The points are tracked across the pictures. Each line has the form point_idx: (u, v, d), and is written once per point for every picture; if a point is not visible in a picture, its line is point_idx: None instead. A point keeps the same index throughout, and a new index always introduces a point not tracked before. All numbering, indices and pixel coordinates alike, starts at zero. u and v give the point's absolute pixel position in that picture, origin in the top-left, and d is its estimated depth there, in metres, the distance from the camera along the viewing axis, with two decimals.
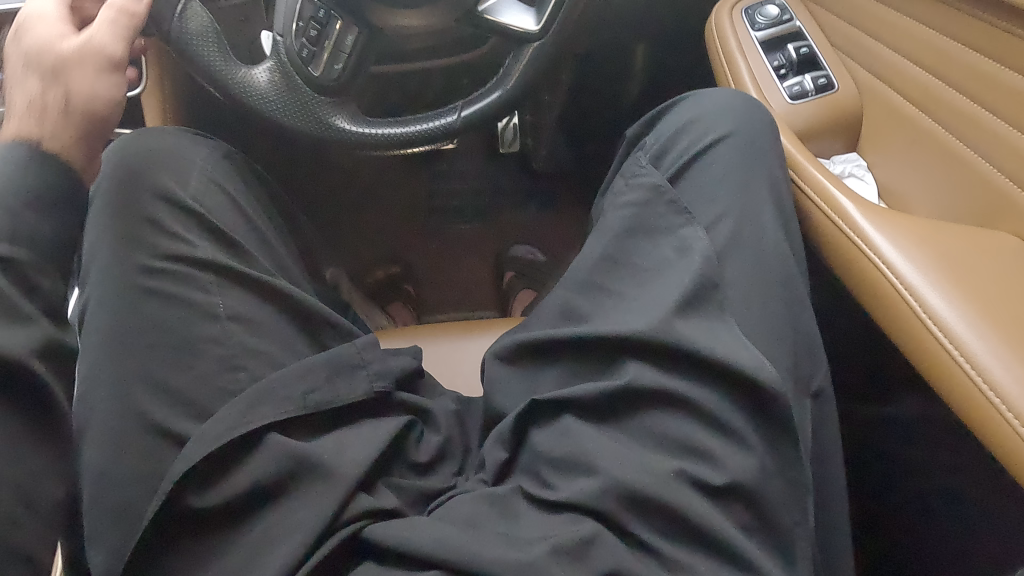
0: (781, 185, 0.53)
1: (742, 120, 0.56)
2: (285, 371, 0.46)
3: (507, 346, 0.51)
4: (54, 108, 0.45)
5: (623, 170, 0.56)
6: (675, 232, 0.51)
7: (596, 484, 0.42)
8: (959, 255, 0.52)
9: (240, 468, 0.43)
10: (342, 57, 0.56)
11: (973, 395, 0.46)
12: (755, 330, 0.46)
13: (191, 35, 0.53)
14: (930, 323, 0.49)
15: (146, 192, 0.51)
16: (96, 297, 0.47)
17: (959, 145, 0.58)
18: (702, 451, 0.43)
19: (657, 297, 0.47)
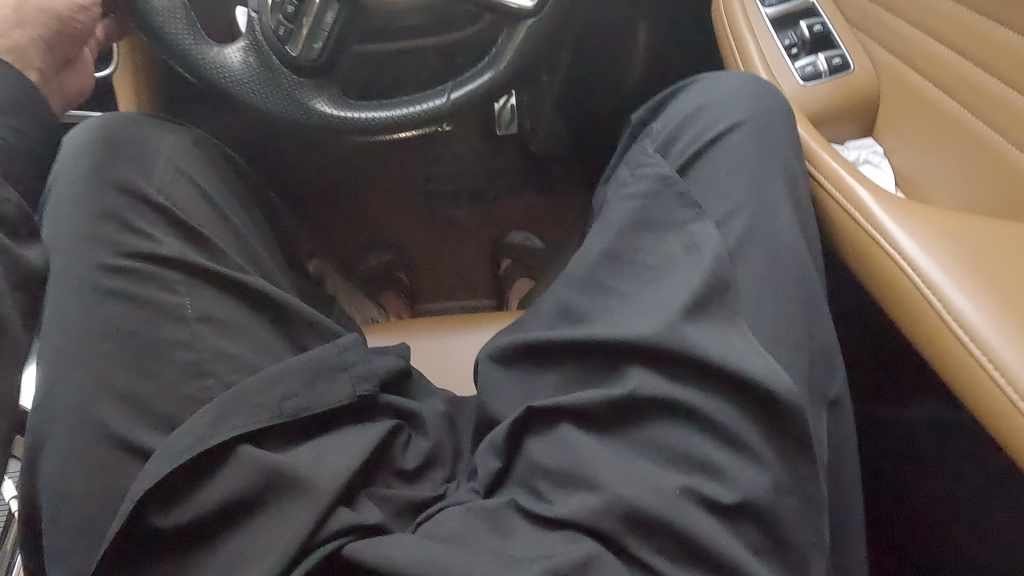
0: (796, 176, 0.49)
1: (757, 105, 0.53)
2: (261, 376, 0.44)
3: (503, 348, 0.48)
4: (11, 15, 0.47)
5: (629, 158, 0.53)
6: (684, 227, 0.47)
7: (597, 502, 0.39)
8: (986, 248, 0.48)
9: (210, 482, 0.40)
10: (322, 35, 0.52)
11: (1000, 402, 0.43)
12: (767, 334, 0.42)
13: (155, 12, 0.50)
14: (952, 322, 0.46)
15: (107, 186, 0.49)
16: (53, 296, 0.44)
17: (986, 130, 0.55)
18: (710, 466, 0.40)
19: (663, 299, 0.44)
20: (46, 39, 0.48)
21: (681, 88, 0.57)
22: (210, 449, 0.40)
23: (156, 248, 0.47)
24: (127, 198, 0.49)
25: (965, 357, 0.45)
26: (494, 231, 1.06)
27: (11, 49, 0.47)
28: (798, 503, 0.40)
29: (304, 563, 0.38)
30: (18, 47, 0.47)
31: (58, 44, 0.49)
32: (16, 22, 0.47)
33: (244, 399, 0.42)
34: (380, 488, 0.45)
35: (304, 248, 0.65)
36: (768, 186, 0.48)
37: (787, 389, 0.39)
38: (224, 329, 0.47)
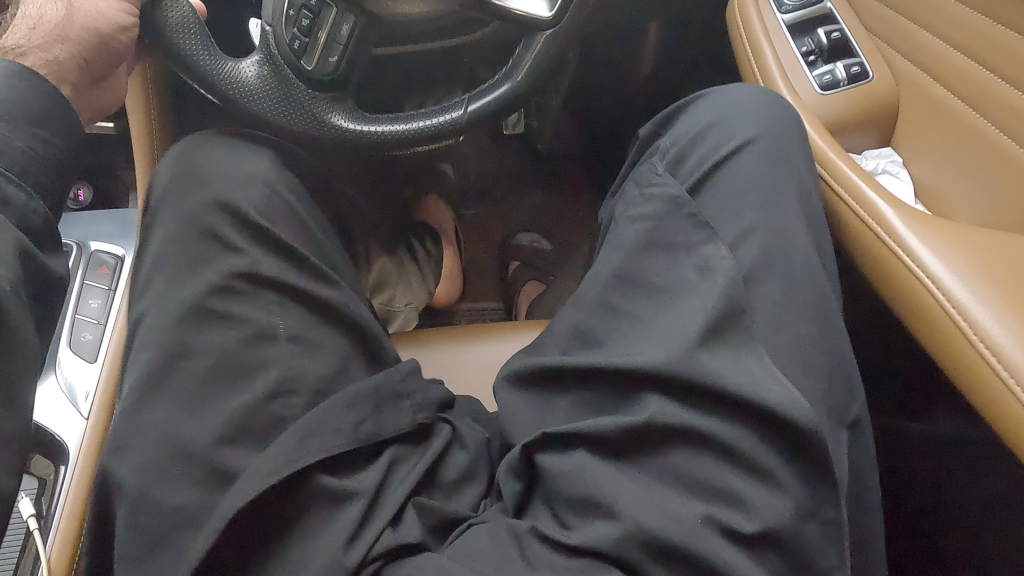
0: (811, 195, 0.49)
1: (767, 121, 0.52)
2: (331, 404, 0.44)
3: (529, 369, 0.48)
4: (53, 30, 0.45)
5: (636, 177, 0.52)
6: (695, 249, 0.46)
7: (618, 531, 0.38)
8: (1012, 266, 0.47)
9: (273, 513, 0.41)
10: (337, 49, 0.52)
11: None
12: (788, 360, 0.42)
13: (172, 25, 0.49)
14: (978, 343, 0.44)
15: (190, 202, 0.51)
16: (153, 315, 0.47)
17: (1009, 143, 0.53)
18: (732, 496, 0.39)
19: (677, 326, 0.44)
20: (85, 56, 0.46)
21: (688, 104, 0.57)
22: (291, 476, 0.41)
23: (224, 262, 0.49)
24: (214, 212, 0.50)
25: (992, 379, 0.43)
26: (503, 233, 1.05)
27: (49, 62, 0.45)
28: (820, 526, 0.39)
29: None
30: (56, 62, 0.46)
31: (97, 61, 0.47)
32: (58, 37, 0.46)
33: (310, 431, 0.43)
34: (417, 497, 0.44)
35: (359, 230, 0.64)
36: (783, 207, 0.47)
37: (805, 418, 0.39)
38: (314, 343, 0.48)
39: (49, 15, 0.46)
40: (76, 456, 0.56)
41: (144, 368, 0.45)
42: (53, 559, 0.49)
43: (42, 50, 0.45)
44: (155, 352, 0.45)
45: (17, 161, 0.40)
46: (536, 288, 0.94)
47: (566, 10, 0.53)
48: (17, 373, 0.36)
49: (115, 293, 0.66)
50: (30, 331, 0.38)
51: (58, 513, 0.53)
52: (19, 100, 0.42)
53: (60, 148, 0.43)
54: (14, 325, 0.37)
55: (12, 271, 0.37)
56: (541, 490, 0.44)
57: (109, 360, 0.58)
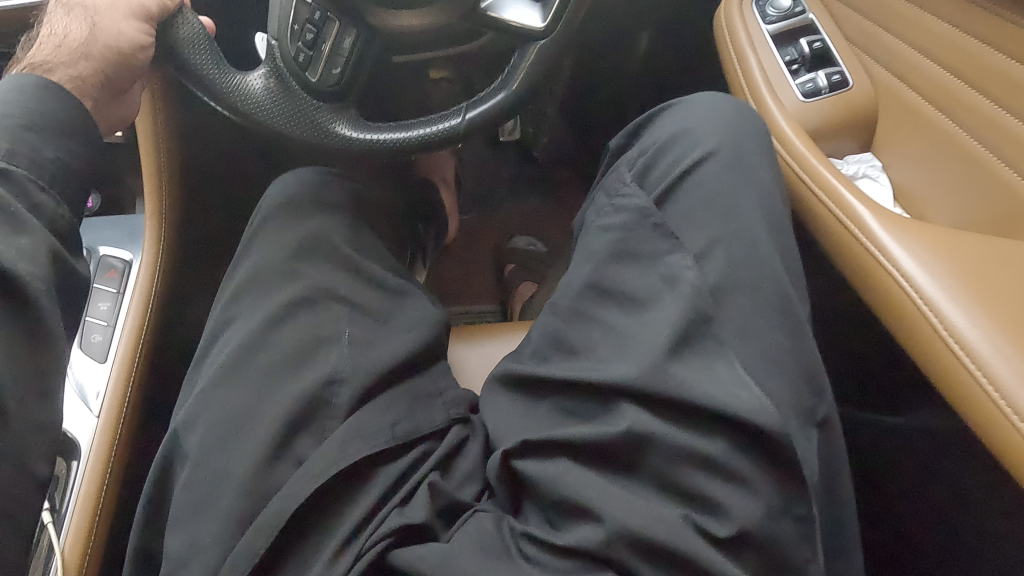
0: (772, 195, 0.51)
1: (730, 133, 0.54)
2: (368, 408, 0.48)
3: (518, 376, 0.50)
4: (78, 48, 0.50)
5: (606, 186, 0.55)
6: (661, 259, 0.49)
7: (600, 534, 0.41)
8: (982, 266, 0.50)
9: (322, 511, 0.44)
10: (340, 61, 0.55)
11: (996, 418, 0.44)
12: (760, 360, 0.44)
13: (182, 41, 0.51)
14: (949, 339, 0.47)
15: (260, 231, 0.57)
16: (239, 321, 0.53)
17: (981, 150, 0.56)
18: (705, 491, 0.42)
19: (652, 335, 0.46)
20: (106, 72, 0.51)
21: (660, 111, 0.59)
22: (337, 475, 0.45)
23: (262, 279, 0.55)
24: (266, 232, 0.57)
25: (962, 374, 0.46)
26: (501, 237, 1.07)
27: (73, 78, 0.50)
28: (789, 518, 0.41)
29: None
30: (80, 78, 0.50)
31: (117, 77, 0.51)
32: (83, 54, 0.50)
33: (352, 435, 0.46)
34: (431, 475, 0.46)
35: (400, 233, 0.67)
36: (744, 211, 0.49)
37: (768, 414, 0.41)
38: (374, 342, 0.52)
39: (75, 33, 0.50)
40: (88, 452, 0.57)
41: (214, 371, 0.51)
42: (66, 550, 0.53)
43: (67, 67, 0.50)
44: (228, 357, 0.51)
45: (48, 169, 0.43)
46: (530, 287, 0.97)
47: (559, 22, 0.56)
48: (49, 364, 0.40)
49: (124, 295, 0.67)
50: (60, 325, 0.41)
51: (68, 509, 0.55)
52: (48, 112, 0.45)
53: (88, 155, 0.46)
54: (46, 318, 0.40)
55: (44, 273, 0.40)
56: (527, 492, 0.46)
57: (118, 361, 0.62)
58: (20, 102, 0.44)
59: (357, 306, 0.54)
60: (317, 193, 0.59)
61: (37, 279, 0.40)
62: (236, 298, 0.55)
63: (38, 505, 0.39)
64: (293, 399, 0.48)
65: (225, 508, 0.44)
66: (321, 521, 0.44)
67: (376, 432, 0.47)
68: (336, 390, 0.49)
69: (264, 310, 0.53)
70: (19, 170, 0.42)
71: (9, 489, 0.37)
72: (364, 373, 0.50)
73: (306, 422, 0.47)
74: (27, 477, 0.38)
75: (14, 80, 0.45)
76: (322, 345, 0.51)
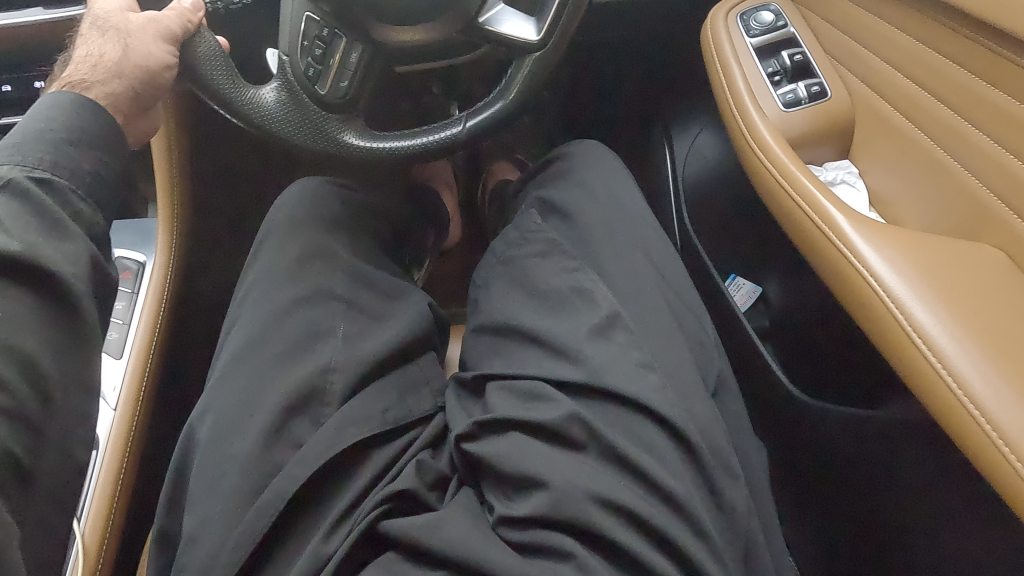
0: (644, 231, 0.60)
1: (597, 175, 0.65)
2: (360, 398, 0.51)
3: (461, 380, 0.55)
4: (111, 67, 0.53)
5: (517, 225, 0.64)
6: (569, 273, 0.57)
7: (553, 499, 0.44)
8: (944, 268, 0.54)
9: (323, 490, 0.48)
10: (348, 74, 0.59)
11: (955, 408, 0.48)
12: (666, 352, 0.51)
13: (201, 59, 0.55)
14: (913, 334, 0.51)
15: (270, 237, 0.61)
16: (243, 319, 0.57)
17: (947, 158, 0.60)
18: (672, 468, 0.46)
19: (569, 330, 0.53)
20: (136, 89, 0.54)
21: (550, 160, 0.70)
22: (331, 461, 0.48)
23: (266, 276, 0.58)
24: (271, 236, 0.61)
25: (926, 366, 0.50)
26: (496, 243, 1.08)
27: (108, 95, 0.53)
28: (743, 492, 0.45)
29: (337, 554, 0.44)
30: (114, 94, 0.53)
31: (145, 92, 0.55)
32: (116, 73, 0.53)
33: (348, 421, 0.50)
34: (419, 455, 0.50)
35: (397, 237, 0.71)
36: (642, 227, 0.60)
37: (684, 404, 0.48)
38: (365, 335, 0.56)
39: (109, 54, 0.53)
40: (107, 442, 0.60)
41: (223, 363, 0.54)
42: (87, 533, 0.56)
43: (103, 85, 0.53)
44: (233, 349, 0.55)
45: (86, 180, 0.47)
46: (510, 167, 0.95)
47: (552, 33, 0.59)
48: (86, 359, 0.43)
49: (140, 296, 0.68)
50: (96, 322, 0.44)
51: (88, 496, 0.57)
52: (88, 127, 0.48)
53: (120, 165, 0.50)
54: (86, 318, 0.43)
55: (85, 275, 0.44)
56: (482, 472, 0.48)
57: (134, 357, 0.64)
58: (63, 117, 0.48)
59: (348, 301, 0.57)
60: (310, 200, 0.64)
61: (81, 282, 0.43)
62: (243, 299, 0.58)
63: (78, 488, 0.43)
64: (290, 385, 0.51)
65: (232, 486, 0.47)
66: (316, 498, 0.47)
67: (366, 417, 0.50)
68: (327, 377, 0.52)
69: (269, 309, 0.56)
70: (62, 181, 0.46)
71: (49, 470, 0.40)
72: (354, 362, 0.53)
73: (301, 405, 0.51)
74: (70, 462, 0.42)
75: (55, 97, 0.49)
76: (321, 340, 0.54)
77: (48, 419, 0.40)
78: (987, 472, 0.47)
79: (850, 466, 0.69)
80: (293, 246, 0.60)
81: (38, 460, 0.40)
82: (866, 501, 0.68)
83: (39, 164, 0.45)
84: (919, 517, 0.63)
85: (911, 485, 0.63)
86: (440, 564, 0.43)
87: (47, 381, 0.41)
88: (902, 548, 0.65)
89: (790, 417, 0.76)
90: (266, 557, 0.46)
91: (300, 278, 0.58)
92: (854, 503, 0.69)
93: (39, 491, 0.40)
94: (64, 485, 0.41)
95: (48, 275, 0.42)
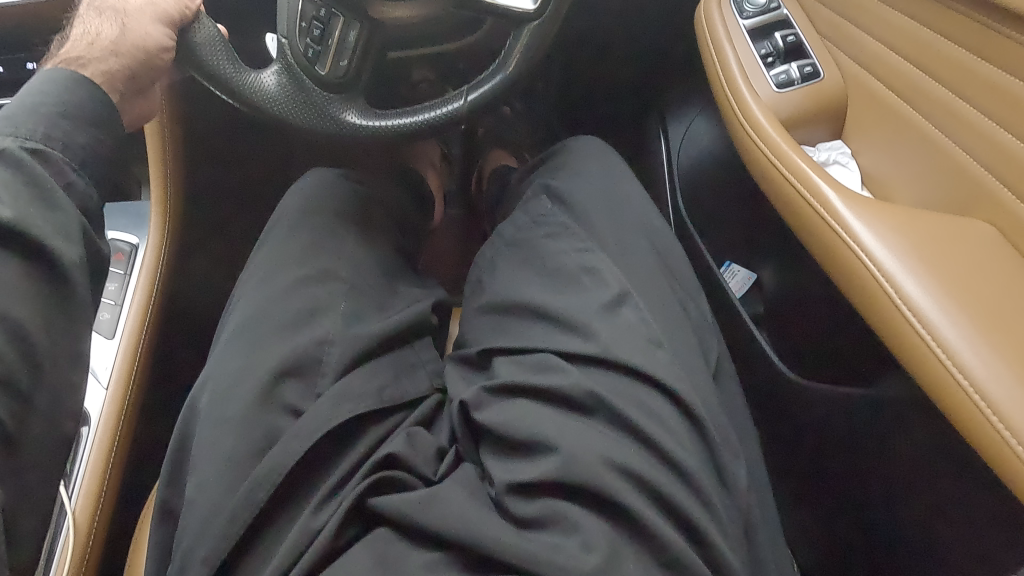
0: (646, 215, 0.61)
1: (598, 165, 0.65)
2: (356, 375, 0.52)
3: (462, 358, 0.56)
4: (109, 46, 0.53)
5: (529, 210, 0.64)
6: (578, 254, 0.57)
7: (561, 465, 0.44)
8: (933, 242, 0.54)
9: (324, 466, 0.48)
10: (347, 54, 0.59)
11: (943, 378, 0.48)
12: (671, 328, 0.52)
13: (199, 45, 0.55)
14: (902, 306, 0.51)
15: (276, 223, 0.62)
16: (245, 298, 0.57)
17: (938, 134, 0.60)
18: (668, 432, 0.46)
19: (580, 308, 0.53)
20: (133, 69, 0.54)
21: (552, 153, 0.71)
22: (326, 434, 0.48)
23: (263, 258, 0.59)
24: (279, 221, 0.62)
25: (913, 336, 0.50)
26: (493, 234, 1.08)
27: (104, 73, 0.52)
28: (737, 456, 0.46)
29: (328, 525, 0.44)
30: (110, 72, 0.53)
31: (142, 73, 0.54)
32: (113, 51, 0.53)
33: (348, 394, 0.50)
34: (414, 429, 0.50)
35: (406, 224, 0.71)
36: (638, 214, 0.60)
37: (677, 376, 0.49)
38: (364, 315, 0.56)
39: (106, 33, 0.53)
40: (98, 421, 0.60)
41: (225, 342, 0.54)
42: (78, 510, 0.56)
43: (100, 62, 0.52)
44: (234, 327, 0.55)
45: (79, 153, 0.47)
46: (505, 155, 0.95)
47: (549, 3, 0.60)
48: (76, 330, 0.44)
49: (132, 279, 0.68)
50: (88, 293, 0.45)
51: (78, 474, 0.58)
52: (79, 103, 0.48)
53: (112, 140, 0.50)
54: (77, 289, 0.44)
55: (76, 248, 0.44)
56: (487, 440, 0.49)
57: (126, 338, 0.65)
58: (54, 91, 0.48)
59: (352, 284, 0.58)
60: (319, 187, 0.65)
61: (72, 255, 0.44)
62: (247, 280, 0.59)
63: (63, 456, 0.43)
64: (287, 357, 0.51)
65: (229, 458, 0.47)
66: (313, 471, 0.48)
67: (361, 394, 0.51)
68: (325, 351, 0.52)
69: (275, 286, 0.56)
70: (55, 152, 0.46)
71: (38, 435, 0.41)
72: (351, 339, 0.53)
73: (295, 376, 0.51)
74: (56, 433, 0.42)
75: (51, 73, 0.49)
76: (320, 314, 0.55)
77: (36, 386, 0.41)
78: (974, 440, 0.47)
79: (843, 445, 0.69)
80: (294, 232, 0.60)
81: (26, 428, 0.40)
82: (857, 478, 0.68)
83: (32, 135, 0.45)
84: (906, 493, 0.62)
85: (899, 460, 0.62)
86: (437, 534, 0.43)
87: (37, 351, 0.41)
88: (891, 525, 0.64)
89: (789, 401, 0.76)
90: (266, 530, 0.46)
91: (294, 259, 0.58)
92: (847, 482, 0.69)
93: (26, 461, 0.40)
94: (47, 454, 0.42)
95: (37, 245, 0.42)
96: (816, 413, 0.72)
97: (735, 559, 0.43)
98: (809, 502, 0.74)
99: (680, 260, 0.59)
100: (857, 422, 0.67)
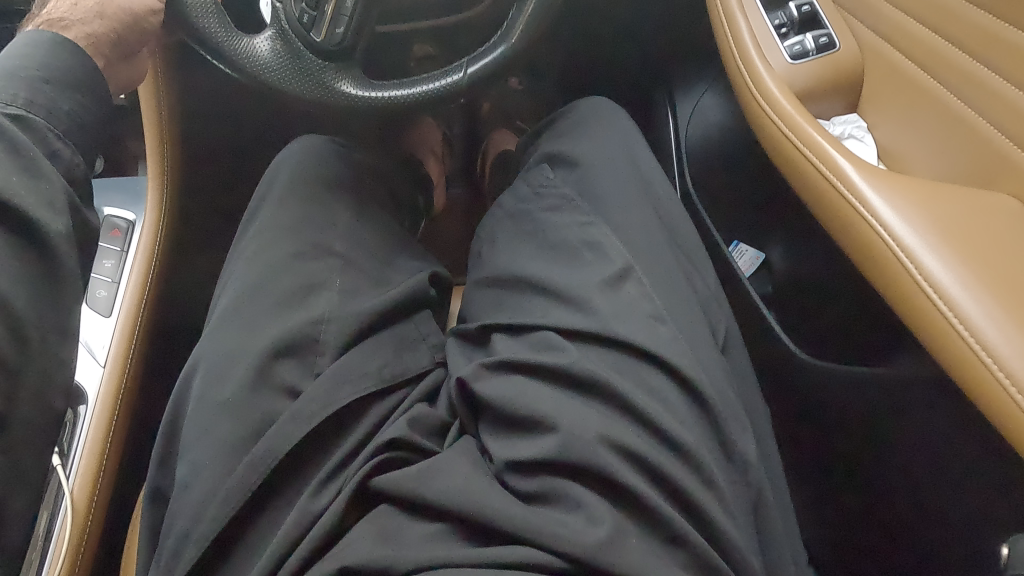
0: (653, 185, 0.58)
1: (604, 130, 0.63)
2: (358, 352, 0.50)
3: (464, 331, 0.54)
4: (93, 8, 0.52)
5: (529, 178, 0.62)
6: (582, 227, 0.55)
7: (561, 443, 0.43)
8: (955, 217, 0.52)
9: (326, 446, 0.47)
10: (343, 21, 0.57)
11: (969, 358, 0.46)
12: (679, 304, 0.50)
13: (191, 9, 0.53)
14: (923, 283, 0.49)
15: (268, 194, 0.60)
16: (237, 273, 0.55)
17: (961, 106, 0.58)
18: (675, 415, 0.45)
19: (580, 281, 0.52)
20: (118, 32, 0.53)
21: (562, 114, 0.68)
22: (330, 416, 0.47)
23: (257, 229, 0.57)
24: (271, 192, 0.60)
25: (933, 312, 0.49)
26: None
27: (88, 35, 0.51)
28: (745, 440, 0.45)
29: (330, 510, 0.43)
30: (94, 35, 0.52)
31: (128, 36, 0.54)
32: (98, 13, 0.52)
33: (349, 374, 0.49)
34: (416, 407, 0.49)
35: (405, 199, 0.70)
36: (649, 187, 0.58)
37: (686, 357, 0.47)
38: (363, 292, 0.55)
39: None
40: (96, 398, 0.59)
41: (216, 318, 0.53)
42: (75, 491, 0.55)
43: (83, 24, 0.51)
44: (227, 302, 0.53)
45: (64, 120, 0.46)
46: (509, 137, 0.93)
47: None
48: (65, 303, 0.42)
49: (128, 254, 0.68)
50: (75, 265, 0.43)
51: (75, 453, 0.56)
52: (65, 69, 0.47)
53: (98, 107, 0.49)
54: (64, 262, 0.42)
55: (64, 219, 0.43)
56: (486, 415, 0.47)
57: (123, 316, 0.63)
58: (36, 54, 0.46)
59: (347, 259, 0.56)
60: (313, 158, 0.62)
61: (58, 226, 0.42)
62: (237, 256, 0.57)
63: (54, 431, 0.42)
64: (283, 333, 0.50)
65: (224, 438, 0.46)
66: (311, 451, 0.46)
67: (363, 372, 0.49)
68: (324, 328, 0.51)
69: (272, 259, 0.54)
70: (37, 119, 0.44)
71: (27, 410, 0.40)
72: (351, 317, 0.52)
73: (293, 355, 0.50)
74: (47, 407, 0.41)
75: (32, 36, 0.48)
76: (316, 291, 0.53)
77: (24, 359, 0.40)
78: (1000, 423, 0.45)
79: (856, 426, 0.67)
80: (290, 203, 0.58)
81: (15, 405, 0.39)
82: (870, 460, 0.66)
83: (13, 101, 0.44)
84: (923, 476, 0.61)
85: (916, 440, 0.61)
86: (445, 517, 0.42)
87: (25, 324, 0.40)
88: (910, 509, 0.62)
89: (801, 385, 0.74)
90: (263, 510, 0.45)
91: (294, 232, 0.56)
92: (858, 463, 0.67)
93: (16, 436, 0.39)
94: (37, 429, 0.40)
95: (20, 215, 0.40)
96: (827, 394, 0.70)
97: (745, 543, 0.42)
98: (818, 488, 0.72)
99: (683, 232, 0.57)
100: (866, 400, 0.66)
